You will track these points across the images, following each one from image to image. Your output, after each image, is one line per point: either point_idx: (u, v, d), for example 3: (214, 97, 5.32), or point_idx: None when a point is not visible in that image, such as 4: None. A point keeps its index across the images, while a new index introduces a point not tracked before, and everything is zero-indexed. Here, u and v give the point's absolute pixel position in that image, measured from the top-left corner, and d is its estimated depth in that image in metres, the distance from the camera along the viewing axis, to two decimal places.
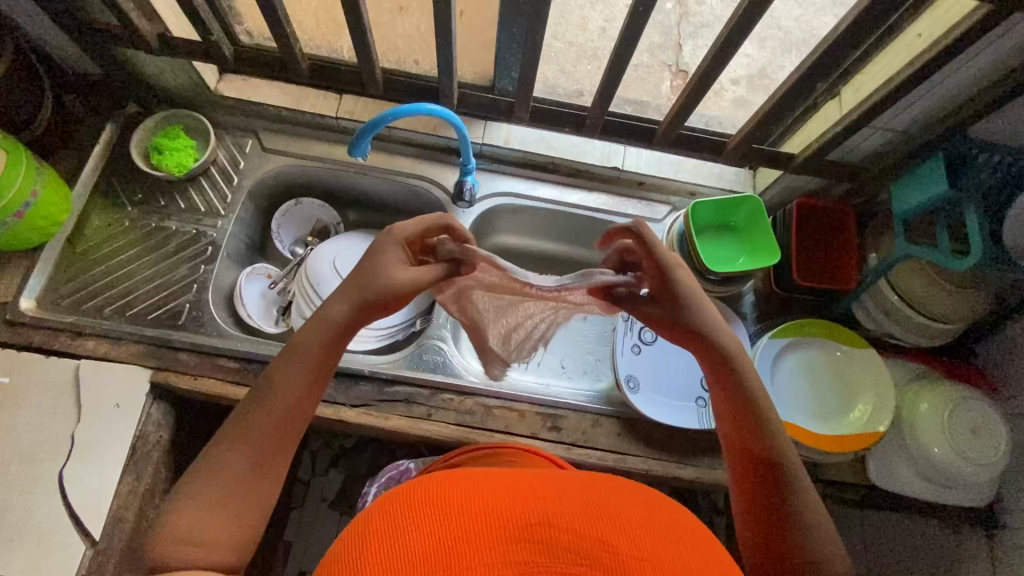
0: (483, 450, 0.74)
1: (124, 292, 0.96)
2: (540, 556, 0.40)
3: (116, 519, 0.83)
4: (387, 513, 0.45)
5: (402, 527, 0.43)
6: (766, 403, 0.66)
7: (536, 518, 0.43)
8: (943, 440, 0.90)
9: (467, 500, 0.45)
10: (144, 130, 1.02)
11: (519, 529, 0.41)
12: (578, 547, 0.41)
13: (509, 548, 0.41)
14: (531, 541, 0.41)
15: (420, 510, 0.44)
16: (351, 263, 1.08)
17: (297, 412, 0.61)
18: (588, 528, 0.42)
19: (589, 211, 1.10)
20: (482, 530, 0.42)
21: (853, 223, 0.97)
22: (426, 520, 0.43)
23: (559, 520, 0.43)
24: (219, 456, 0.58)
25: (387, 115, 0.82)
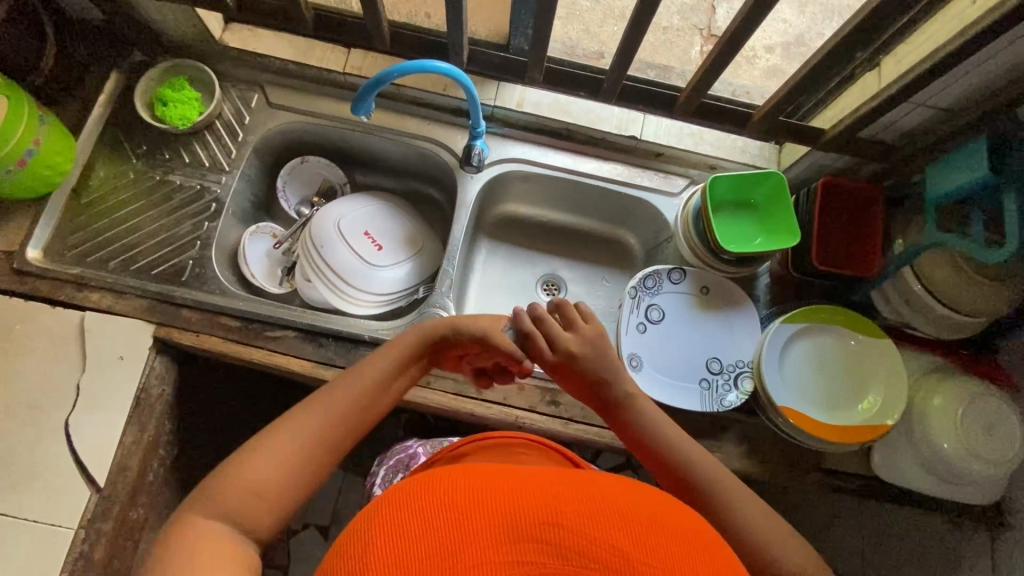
0: (490, 438, 0.78)
1: (129, 246, 0.95)
2: (548, 556, 0.41)
3: (120, 468, 0.85)
4: (389, 506, 0.46)
5: (410, 522, 0.43)
6: (668, 431, 0.70)
7: (542, 516, 0.43)
8: (953, 435, 0.88)
9: (478, 493, 0.45)
10: (148, 82, 1.00)
11: (529, 528, 0.42)
12: (590, 549, 0.41)
13: (518, 547, 0.41)
14: (540, 542, 0.41)
15: (423, 503, 0.45)
16: (356, 227, 1.06)
17: (341, 424, 0.65)
18: (599, 531, 0.43)
19: (602, 181, 1.07)
20: (487, 531, 0.42)
21: (881, 206, 0.91)
22: (432, 512, 0.44)
23: (567, 521, 0.43)
24: (229, 479, 0.58)
25: (392, 72, 0.78)
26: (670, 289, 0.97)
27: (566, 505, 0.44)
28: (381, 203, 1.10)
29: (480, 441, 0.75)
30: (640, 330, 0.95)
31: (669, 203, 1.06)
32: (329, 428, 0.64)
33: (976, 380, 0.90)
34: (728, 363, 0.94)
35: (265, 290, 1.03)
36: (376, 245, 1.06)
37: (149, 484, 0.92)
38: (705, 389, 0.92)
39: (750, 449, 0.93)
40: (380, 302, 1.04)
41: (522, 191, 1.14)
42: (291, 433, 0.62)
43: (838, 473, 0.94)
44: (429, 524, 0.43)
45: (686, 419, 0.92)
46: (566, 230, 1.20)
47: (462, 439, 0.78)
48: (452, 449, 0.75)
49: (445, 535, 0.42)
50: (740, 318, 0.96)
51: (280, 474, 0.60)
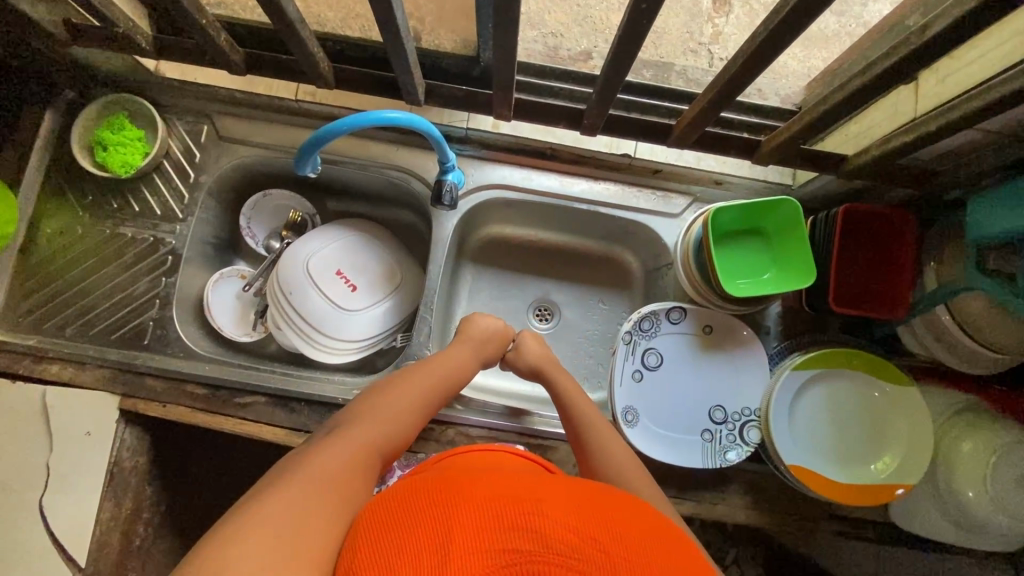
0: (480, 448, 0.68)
1: (84, 309, 0.89)
2: (530, 543, 0.41)
3: (101, 545, 0.84)
4: (379, 511, 0.47)
5: (401, 519, 0.45)
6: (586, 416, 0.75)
7: (523, 506, 0.44)
8: (982, 487, 0.80)
9: (464, 492, 0.46)
10: (84, 123, 0.90)
11: (514, 518, 0.42)
12: (571, 539, 0.42)
13: (499, 538, 0.41)
14: (527, 530, 0.42)
15: (412, 503, 0.46)
16: (327, 266, 0.98)
17: (414, 416, 0.68)
18: (576, 522, 0.43)
19: (593, 204, 0.96)
20: (471, 521, 0.42)
21: (912, 235, 0.79)
22: (419, 512, 0.45)
23: (549, 511, 0.44)
24: (330, 437, 0.61)
25: (338, 126, 0.67)
26: (669, 330, 0.88)
27: (547, 499, 0.45)
28: (354, 236, 1.02)
29: (467, 451, 0.66)
30: (635, 378, 0.87)
31: (669, 226, 0.95)
32: (407, 413, 0.68)
33: (1011, 425, 0.82)
34: (733, 412, 0.86)
35: (236, 341, 0.97)
36: (350, 286, 0.98)
37: (137, 548, 0.91)
38: (707, 442, 0.85)
39: (756, 500, 0.87)
40: (359, 348, 0.98)
41: (506, 213, 1.03)
42: (368, 413, 0.65)
43: (853, 521, 0.88)
44: (418, 513, 0.44)
45: (686, 472, 0.86)
46: (557, 250, 1.10)
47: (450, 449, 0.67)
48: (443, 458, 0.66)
49: (433, 531, 0.42)
50: (746, 359, 0.87)
51: (380, 438, 0.63)
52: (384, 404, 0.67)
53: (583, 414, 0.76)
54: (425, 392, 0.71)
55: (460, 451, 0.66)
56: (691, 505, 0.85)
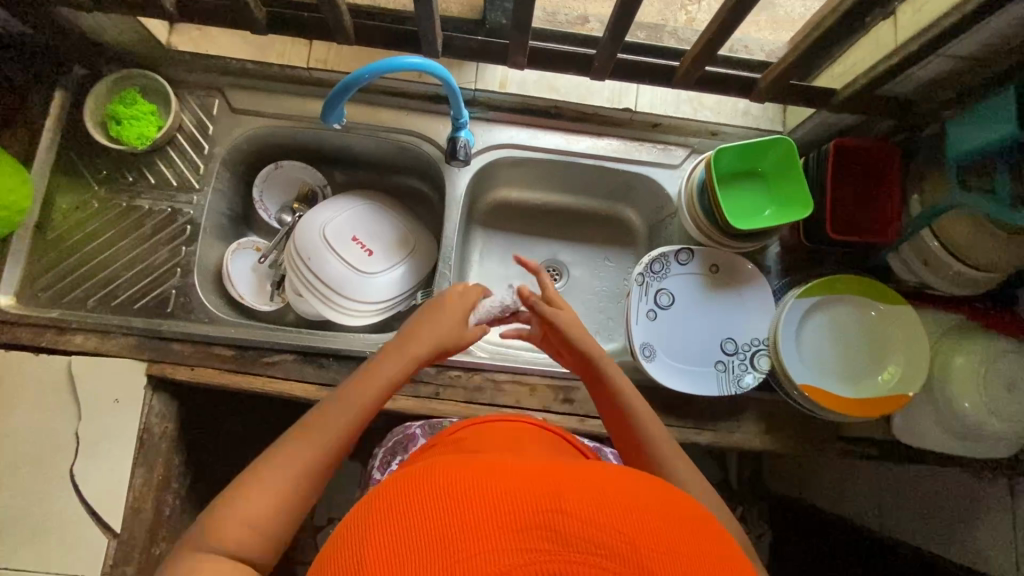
0: (495, 422, 0.75)
1: (105, 281, 0.90)
2: (550, 543, 0.38)
3: (134, 511, 0.84)
4: (386, 502, 0.44)
5: (407, 514, 0.41)
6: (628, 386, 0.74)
7: (544, 503, 0.40)
8: (975, 396, 0.87)
9: (477, 481, 0.43)
10: (96, 98, 0.91)
11: (532, 514, 0.40)
12: (597, 538, 0.38)
13: (518, 537, 0.38)
14: (545, 527, 0.39)
15: (421, 494, 0.43)
16: (342, 234, 1.00)
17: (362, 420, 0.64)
18: (601, 517, 0.40)
19: (598, 160, 1.00)
20: (485, 519, 0.39)
21: (897, 166, 0.86)
22: (429, 506, 0.41)
23: (570, 507, 0.40)
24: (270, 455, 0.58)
25: (360, 76, 0.70)
26: (678, 271, 0.93)
27: (570, 492, 0.42)
28: (367, 203, 1.04)
29: (475, 424, 0.74)
30: (650, 317, 0.91)
31: (671, 176, 1.00)
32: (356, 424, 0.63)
33: (999, 336, 0.89)
34: (743, 343, 0.91)
35: (256, 310, 0.98)
36: (365, 251, 1.01)
37: (167, 518, 0.91)
38: (721, 372, 0.90)
39: (770, 426, 0.92)
40: (378, 310, 1.00)
41: (512, 176, 1.07)
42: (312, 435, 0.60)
43: (860, 440, 0.93)
44: (429, 504, 0.42)
45: (703, 403, 0.91)
46: (563, 211, 1.14)
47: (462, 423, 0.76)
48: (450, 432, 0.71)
49: (444, 527, 0.39)
50: (752, 294, 0.92)
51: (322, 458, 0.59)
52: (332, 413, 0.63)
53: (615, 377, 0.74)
54: (378, 393, 0.66)
55: (468, 425, 0.75)
56: (710, 434, 0.90)
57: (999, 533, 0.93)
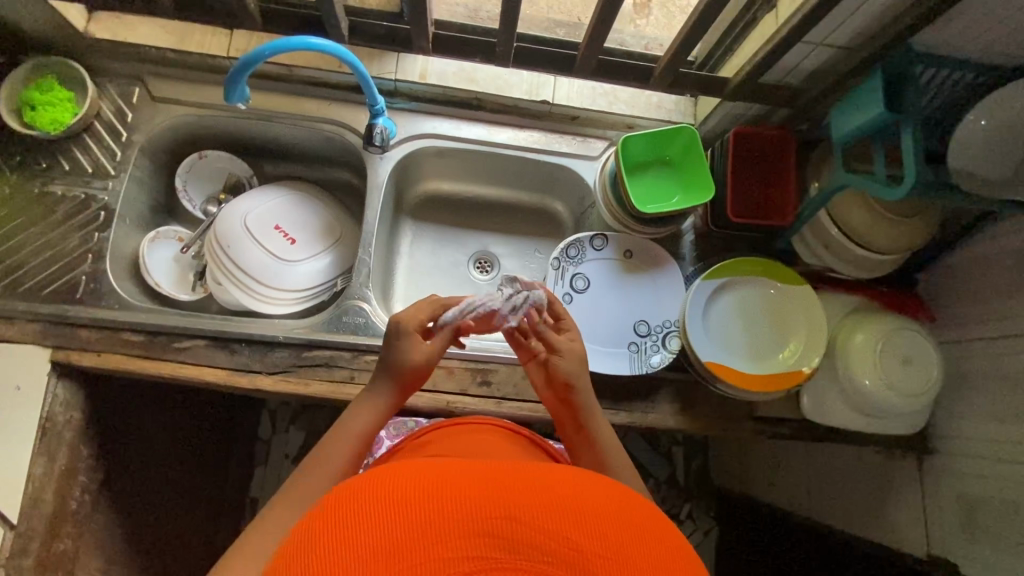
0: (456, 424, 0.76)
1: (12, 268, 0.88)
2: (500, 551, 0.37)
3: (33, 501, 0.82)
4: (336, 502, 0.41)
5: (360, 514, 0.39)
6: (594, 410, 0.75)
7: (495, 510, 0.39)
8: (874, 372, 0.90)
9: (431, 485, 0.41)
10: (10, 85, 0.91)
11: (483, 522, 0.38)
12: (542, 543, 0.37)
13: (465, 546, 0.37)
14: (495, 535, 0.38)
15: (376, 492, 0.41)
16: (265, 223, 1.00)
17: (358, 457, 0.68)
18: (557, 522, 0.39)
19: (519, 150, 1.03)
20: (434, 525, 0.38)
21: (793, 152, 0.90)
22: (376, 514, 0.39)
23: (521, 512, 0.39)
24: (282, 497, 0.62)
25: (264, 50, 0.71)
26: (594, 256, 0.96)
27: (521, 492, 0.41)
28: (292, 193, 1.05)
29: (444, 427, 0.75)
30: (565, 300, 0.94)
31: (589, 166, 1.03)
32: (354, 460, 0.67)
33: (895, 314, 0.93)
34: (655, 325, 0.94)
35: (174, 298, 0.98)
36: (289, 239, 1.01)
37: (74, 513, 0.89)
38: (634, 353, 0.92)
39: (684, 406, 0.94)
40: (301, 299, 1.00)
41: (440, 168, 1.09)
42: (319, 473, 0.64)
43: (771, 419, 0.96)
44: (382, 514, 0.39)
45: (618, 384, 0.92)
46: (493, 204, 1.16)
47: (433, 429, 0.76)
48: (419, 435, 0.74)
49: (391, 534, 0.38)
50: (665, 278, 0.95)
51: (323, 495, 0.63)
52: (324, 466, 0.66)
53: (585, 400, 0.75)
54: (354, 444, 0.68)
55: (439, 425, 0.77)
56: (625, 414, 0.92)
57: (906, 508, 0.96)
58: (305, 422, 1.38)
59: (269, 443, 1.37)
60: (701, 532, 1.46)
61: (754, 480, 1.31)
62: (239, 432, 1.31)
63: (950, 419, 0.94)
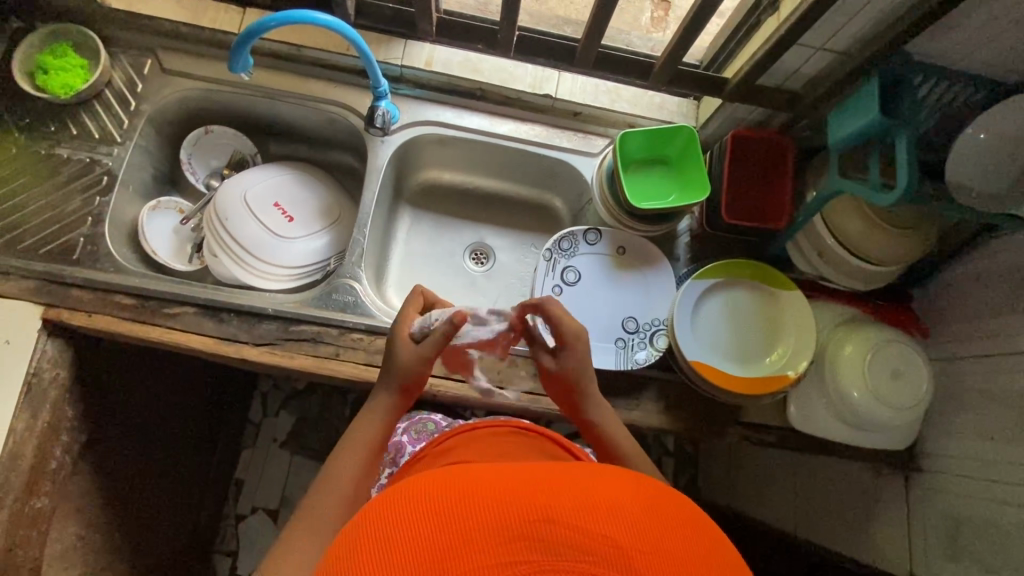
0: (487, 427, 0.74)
1: (11, 225, 0.90)
2: (538, 552, 0.37)
3: (12, 456, 0.82)
4: (374, 513, 0.42)
5: (399, 520, 0.40)
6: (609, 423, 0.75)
7: (533, 511, 0.39)
8: (862, 383, 0.89)
9: (465, 490, 0.41)
10: (26, 49, 0.94)
11: (519, 524, 0.38)
12: (580, 544, 0.37)
13: (506, 549, 0.37)
14: (534, 537, 0.37)
15: (413, 499, 0.42)
16: (263, 200, 1.01)
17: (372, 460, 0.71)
18: (593, 520, 0.39)
19: (519, 142, 1.03)
20: (473, 530, 0.38)
21: (791, 158, 0.90)
22: (414, 523, 0.39)
23: (560, 513, 0.39)
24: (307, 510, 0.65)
25: (267, 22, 0.72)
26: (587, 250, 0.96)
27: (558, 494, 0.40)
28: (293, 172, 1.06)
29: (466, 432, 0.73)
30: (555, 292, 0.94)
31: (588, 163, 1.03)
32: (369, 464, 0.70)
33: (886, 327, 0.92)
34: (644, 323, 0.93)
35: (169, 267, 0.99)
36: (286, 217, 1.02)
37: (53, 472, 0.89)
38: (621, 349, 0.92)
39: (668, 406, 0.93)
40: (294, 276, 1.01)
41: (441, 157, 1.10)
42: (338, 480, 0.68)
43: (757, 425, 0.95)
44: (419, 520, 0.39)
45: (603, 379, 0.92)
46: (492, 197, 1.16)
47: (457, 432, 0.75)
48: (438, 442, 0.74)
49: (432, 541, 0.38)
50: (657, 277, 0.95)
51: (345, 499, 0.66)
52: (332, 476, 0.68)
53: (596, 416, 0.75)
54: (370, 450, 0.71)
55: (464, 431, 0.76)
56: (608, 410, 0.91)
57: (892, 526, 0.94)
58: (296, 407, 1.40)
59: (258, 426, 1.38)
60: None
61: (740, 493, 1.29)
62: (230, 412, 1.32)
63: (938, 438, 0.92)
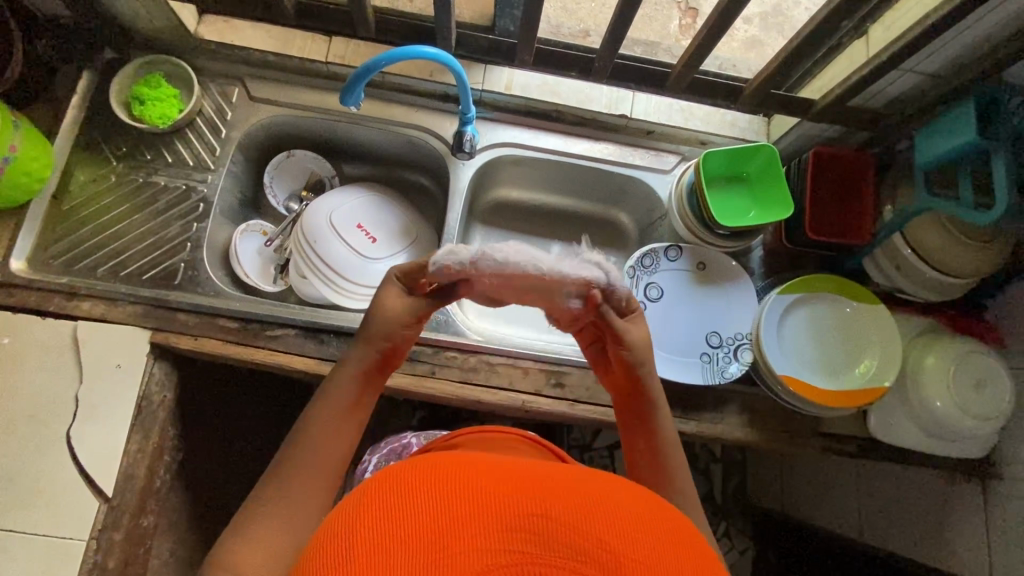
0: (485, 432, 0.74)
1: (116, 252, 0.93)
2: (535, 547, 0.38)
3: (127, 476, 0.84)
4: (379, 482, 0.43)
5: (397, 501, 0.41)
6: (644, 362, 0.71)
7: (531, 507, 0.40)
8: (946, 393, 0.90)
9: (470, 477, 0.42)
10: (122, 80, 0.96)
11: (515, 517, 0.39)
12: (574, 543, 0.38)
13: (502, 536, 0.38)
14: (529, 532, 0.38)
15: (418, 479, 0.42)
16: (349, 221, 1.04)
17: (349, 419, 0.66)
18: (587, 522, 0.40)
19: (594, 161, 1.06)
20: (473, 514, 0.39)
21: (870, 175, 0.93)
22: (415, 500, 0.40)
23: (558, 512, 0.40)
24: (286, 462, 0.62)
25: (381, 59, 0.75)
26: (668, 266, 0.99)
27: (560, 496, 0.42)
28: (373, 194, 1.08)
29: (475, 433, 0.74)
30: (640, 308, 0.97)
31: (661, 179, 1.05)
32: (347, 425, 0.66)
33: (963, 338, 0.93)
34: (728, 336, 0.96)
35: (260, 289, 1.01)
36: (370, 237, 1.05)
37: (157, 491, 0.91)
38: (706, 362, 0.95)
39: (751, 419, 0.95)
40: None
41: (513, 175, 1.12)
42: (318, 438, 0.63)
43: (837, 435, 0.97)
44: (421, 501, 0.40)
45: (689, 392, 0.95)
46: (556, 212, 1.18)
47: (453, 432, 0.76)
48: (448, 436, 0.73)
49: (430, 518, 0.39)
50: (737, 291, 0.98)
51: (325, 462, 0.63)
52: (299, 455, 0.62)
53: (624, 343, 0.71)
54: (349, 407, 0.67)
55: (466, 433, 0.75)
56: (694, 423, 0.93)
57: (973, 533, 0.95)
58: None
59: None
60: (737, 551, 1.44)
61: (795, 499, 1.30)
62: None
63: (1015, 445, 0.93)
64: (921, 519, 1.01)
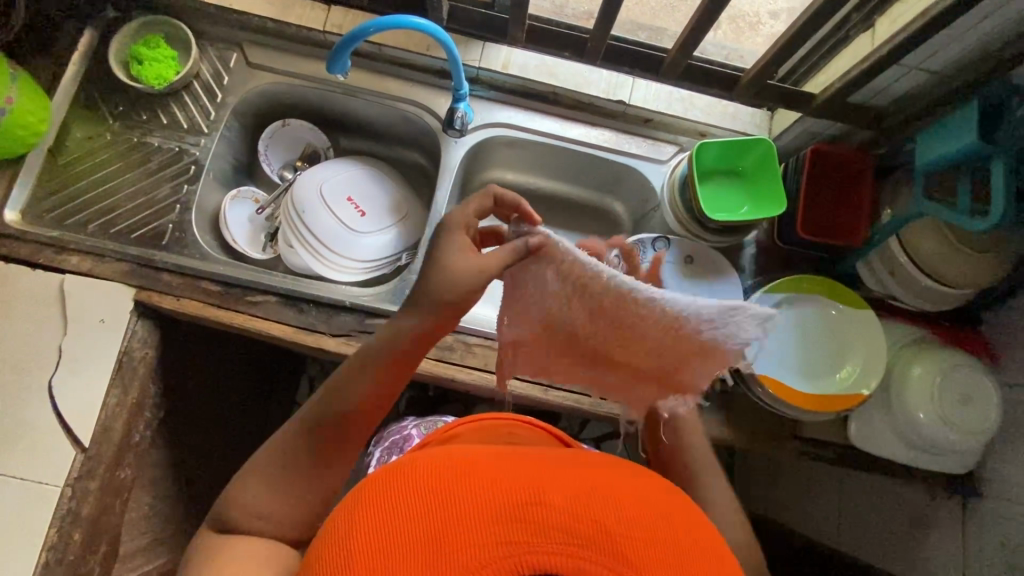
0: (489, 420, 0.74)
1: (107, 209, 0.95)
2: (532, 536, 0.37)
3: (104, 428, 0.86)
4: (374, 486, 0.44)
5: (392, 507, 0.41)
6: None
7: (523, 497, 0.40)
8: (930, 406, 0.88)
9: (463, 475, 0.42)
10: (122, 39, 0.98)
11: (509, 509, 0.39)
12: (572, 526, 0.38)
13: (497, 529, 0.38)
14: (525, 521, 0.38)
15: (410, 483, 0.42)
16: (340, 193, 1.04)
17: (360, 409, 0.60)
18: (581, 508, 0.39)
19: (589, 147, 1.04)
20: (466, 510, 0.39)
21: (869, 175, 0.90)
22: (410, 502, 0.40)
23: (553, 500, 0.39)
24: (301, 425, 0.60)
25: (369, 26, 0.75)
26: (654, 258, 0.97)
27: (551, 483, 0.41)
28: (366, 167, 1.08)
29: (476, 421, 0.74)
30: None
31: (656, 169, 1.03)
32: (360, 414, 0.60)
33: (952, 350, 0.90)
34: None
35: (247, 255, 1.01)
36: (360, 211, 1.05)
37: (135, 446, 0.93)
38: None
39: (728, 417, 0.94)
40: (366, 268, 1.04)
41: (509, 157, 1.11)
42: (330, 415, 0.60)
43: (815, 441, 0.95)
44: (415, 505, 0.40)
45: None
46: (550, 198, 1.16)
47: (458, 420, 0.75)
48: (449, 426, 0.73)
49: (428, 515, 0.39)
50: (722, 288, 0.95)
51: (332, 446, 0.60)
52: (324, 415, 0.60)
53: None
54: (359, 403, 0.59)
55: (466, 421, 0.75)
56: None
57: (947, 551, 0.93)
58: None
59: None
60: None
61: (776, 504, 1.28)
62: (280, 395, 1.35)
63: (998, 464, 0.90)
64: (897, 533, 0.99)
